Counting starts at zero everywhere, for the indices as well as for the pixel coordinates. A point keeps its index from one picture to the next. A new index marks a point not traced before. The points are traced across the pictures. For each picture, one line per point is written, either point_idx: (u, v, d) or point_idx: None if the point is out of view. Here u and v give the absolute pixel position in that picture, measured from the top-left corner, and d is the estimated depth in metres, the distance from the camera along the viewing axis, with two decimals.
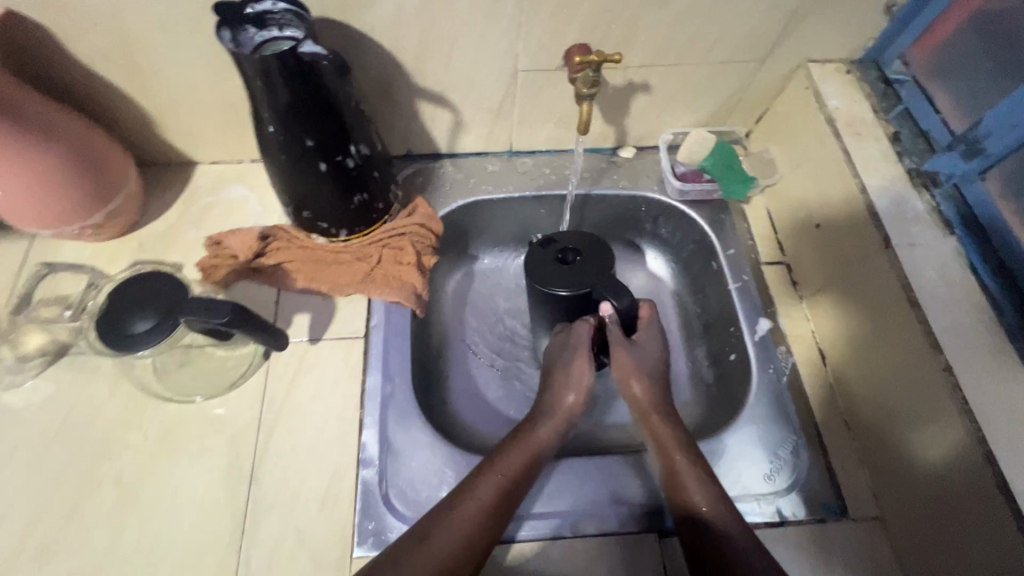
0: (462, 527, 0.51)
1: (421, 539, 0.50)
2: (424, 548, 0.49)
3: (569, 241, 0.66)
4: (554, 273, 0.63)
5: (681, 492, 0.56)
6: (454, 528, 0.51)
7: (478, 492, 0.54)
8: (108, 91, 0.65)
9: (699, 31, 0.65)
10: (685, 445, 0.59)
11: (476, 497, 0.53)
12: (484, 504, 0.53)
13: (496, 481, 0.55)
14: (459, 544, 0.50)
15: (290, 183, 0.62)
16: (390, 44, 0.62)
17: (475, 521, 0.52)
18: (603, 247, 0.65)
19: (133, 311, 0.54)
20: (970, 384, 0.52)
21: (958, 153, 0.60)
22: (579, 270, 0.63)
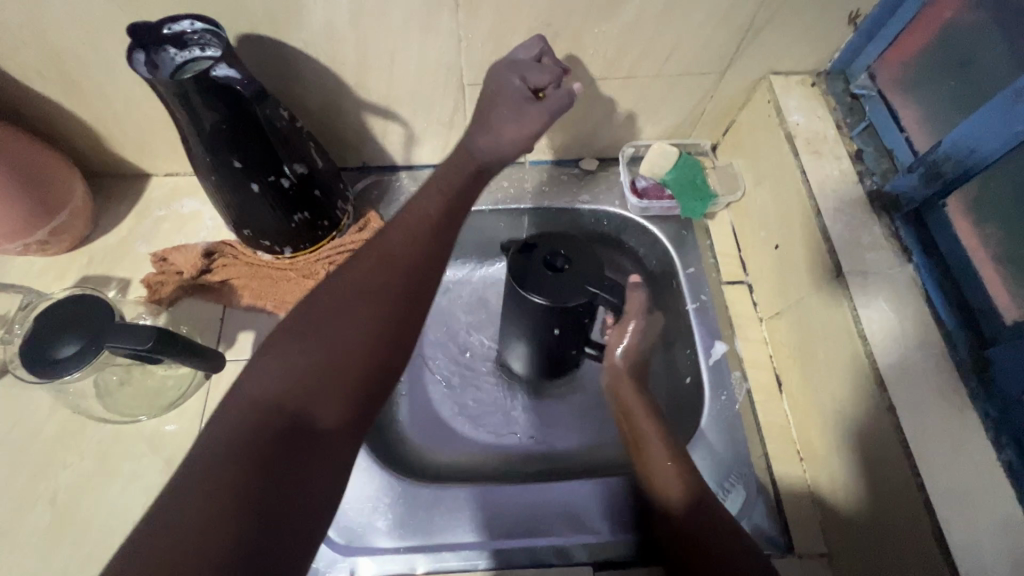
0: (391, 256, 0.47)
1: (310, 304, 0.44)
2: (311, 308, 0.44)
3: (550, 243, 0.58)
4: (544, 280, 0.55)
5: (660, 490, 0.54)
6: (378, 263, 0.46)
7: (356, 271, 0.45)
8: (50, 106, 0.64)
9: (650, 43, 0.62)
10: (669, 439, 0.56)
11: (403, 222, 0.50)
12: (418, 235, 0.49)
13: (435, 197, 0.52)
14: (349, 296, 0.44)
15: (226, 203, 0.61)
16: (328, 60, 0.61)
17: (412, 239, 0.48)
18: (590, 250, 0.58)
19: (55, 336, 0.53)
20: (914, 424, 0.49)
21: (917, 175, 0.56)
22: (571, 276, 0.56)
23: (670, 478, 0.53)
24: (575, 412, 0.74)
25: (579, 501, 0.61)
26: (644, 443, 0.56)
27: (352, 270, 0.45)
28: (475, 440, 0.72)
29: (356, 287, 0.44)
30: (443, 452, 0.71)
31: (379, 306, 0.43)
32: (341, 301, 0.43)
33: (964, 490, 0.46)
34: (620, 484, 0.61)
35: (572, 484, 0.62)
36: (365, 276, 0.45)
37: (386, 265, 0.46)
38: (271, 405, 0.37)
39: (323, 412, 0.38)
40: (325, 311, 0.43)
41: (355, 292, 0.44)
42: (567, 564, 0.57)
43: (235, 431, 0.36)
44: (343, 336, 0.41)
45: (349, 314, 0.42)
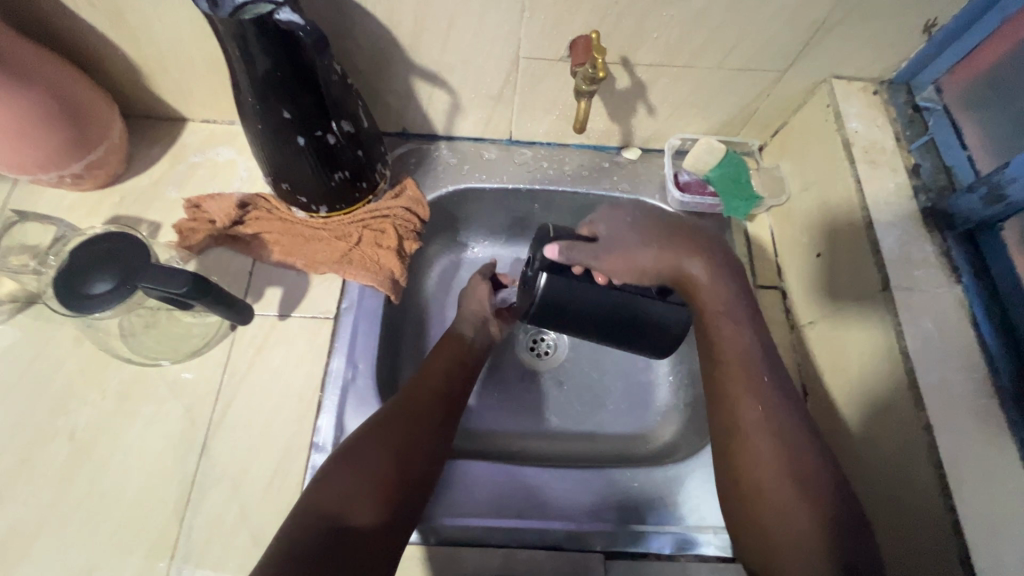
0: (417, 403, 0.54)
1: (356, 440, 0.51)
2: (358, 444, 0.50)
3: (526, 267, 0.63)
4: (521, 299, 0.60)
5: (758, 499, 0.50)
6: (407, 406, 0.53)
7: (397, 420, 0.52)
8: (94, 39, 0.63)
9: (716, 33, 0.60)
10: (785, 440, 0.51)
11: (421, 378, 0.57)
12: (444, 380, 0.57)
13: (448, 355, 0.61)
14: (391, 443, 0.50)
15: (268, 154, 0.60)
16: (385, 18, 0.59)
17: (434, 396, 0.55)
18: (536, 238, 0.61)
19: (91, 271, 0.52)
20: (950, 446, 0.49)
21: (979, 195, 0.54)
22: (529, 280, 0.59)
23: (784, 481, 0.49)
24: (590, 400, 0.74)
25: (594, 489, 0.60)
26: (750, 433, 0.52)
27: (380, 424, 0.52)
28: (492, 422, 0.72)
29: (386, 430, 0.51)
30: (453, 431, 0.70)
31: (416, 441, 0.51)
32: (376, 443, 0.50)
33: (994, 517, 0.46)
34: (637, 475, 0.61)
35: (588, 473, 0.61)
36: (398, 420, 0.52)
37: (412, 414, 0.53)
38: (318, 511, 0.45)
39: (360, 511, 0.46)
40: (361, 454, 0.49)
41: (387, 438, 0.50)
42: (579, 551, 0.57)
43: (291, 534, 0.44)
44: (380, 457, 0.49)
45: (384, 457, 0.49)
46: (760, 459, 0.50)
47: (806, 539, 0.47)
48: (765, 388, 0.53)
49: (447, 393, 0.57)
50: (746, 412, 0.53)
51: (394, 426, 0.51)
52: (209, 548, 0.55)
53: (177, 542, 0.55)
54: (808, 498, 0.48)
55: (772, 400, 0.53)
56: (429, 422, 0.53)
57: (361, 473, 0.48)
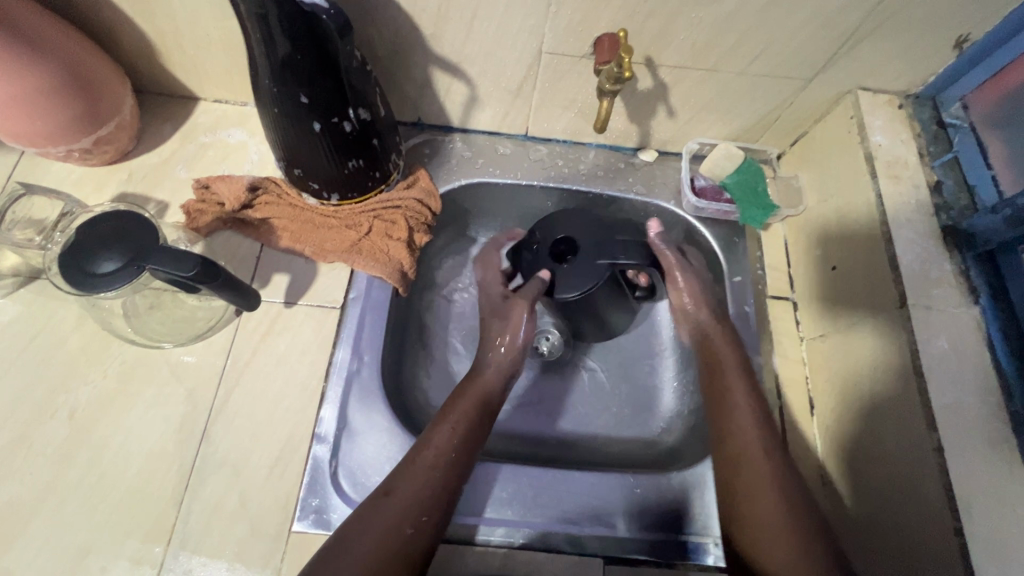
0: (405, 496, 0.50)
1: (346, 536, 0.48)
2: (348, 543, 0.47)
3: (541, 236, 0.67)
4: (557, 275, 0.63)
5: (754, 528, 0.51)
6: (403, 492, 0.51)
7: (386, 509, 0.49)
8: (108, 11, 0.61)
9: (745, 37, 0.59)
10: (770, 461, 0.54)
11: (417, 460, 0.53)
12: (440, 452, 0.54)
13: (449, 429, 0.56)
14: (380, 537, 0.48)
15: (282, 138, 0.59)
16: (408, 5, 0.57)
17: (425, 487, 0.51)
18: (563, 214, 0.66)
19: (98, 250, 0.51)
20: (960, 469, 0.48)
21: (1002, 217, 0.53)
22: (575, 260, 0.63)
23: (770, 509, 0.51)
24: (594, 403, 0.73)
25: (598, 494, 0.59)
26: (745, 464, 0.54)
27: (356, 530, 0.48)
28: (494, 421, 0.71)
29: (377, 524, 0.48)
30: None
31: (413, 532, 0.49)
32: (363, 538, 0.47)
33: (1000, 541, 0.46)
34: (640, 481, 0.60)
35: (593, 476, 0.60)
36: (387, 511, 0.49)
37: (397, 512, 0.49)
38: None
39: None
40: (350, 547, 0.47)
41: (377, 532, 0.48)
42: (578, 554, 0.57)
43: None
44: (371, 551, 0.47)
45: (374, 551, 0.47)
46: (749, 489, 0.53)
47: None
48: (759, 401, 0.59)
49: (442, 479, 0.52)
50: (737, 432, 0.56)
51: (377, 531, 0.48)
52: (207, 535, 0.55)
53: (174, 527, 0.55)
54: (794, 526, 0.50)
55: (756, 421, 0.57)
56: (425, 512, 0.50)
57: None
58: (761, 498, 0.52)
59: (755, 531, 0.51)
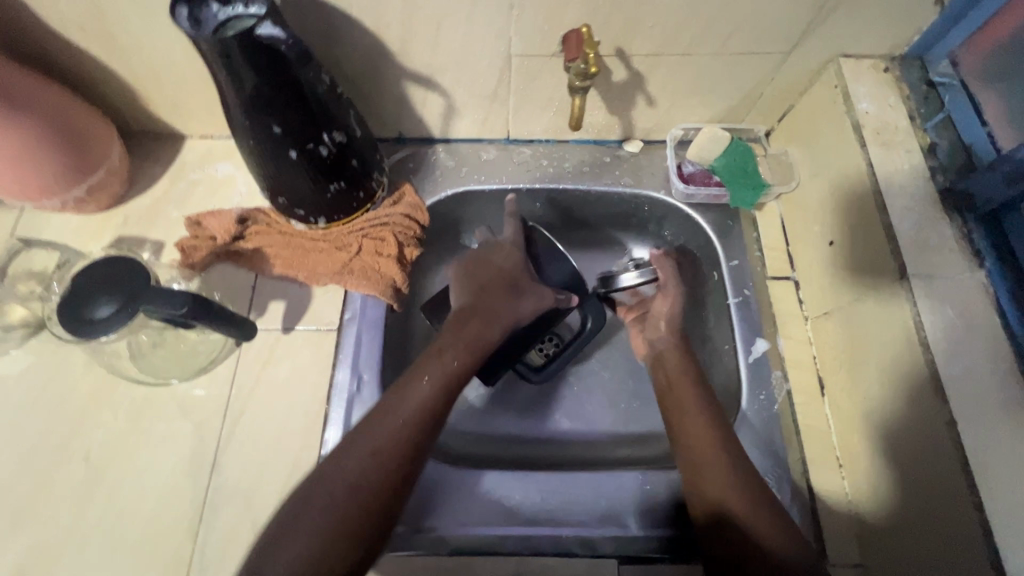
0: (371, 457, 0.50)
1: (339, 456, 0.50)
2: (335, 477, 0.49)
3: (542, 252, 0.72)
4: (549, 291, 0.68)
5: (682, 433, 0.56)
6: (383, 426, 0.51)
7: (374, 434, 0.51)
8: (87, 62, 0.63)
9: (715, 17, 0.58)
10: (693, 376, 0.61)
11: (392, 417, 0.52)
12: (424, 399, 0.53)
13: (437, 368, 0.55)
14: (361, 473, 0.49)
15: (263, 169, 0.59)
16: (372, 24, 0.58)
17: (405, 424, 0.51)
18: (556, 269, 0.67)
19: (94, 296, 0.52)
20: (976, 442, 0.46)
21: (999, 175, 0.51)
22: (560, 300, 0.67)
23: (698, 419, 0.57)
24: (604, 401, 0.72)
25: (608, 493, 0.58)
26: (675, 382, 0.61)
27: (322, 479, 0.49)
28: (506, 430, 0.71)
29: (360, 453, 0.50)
30: (462, 432, 0.70)
31: (389, 466, 0.49)
32: (348, 460, 0.49)
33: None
34: (650, 478, 0.59)
35: (601, 475, 0.59)
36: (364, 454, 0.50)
37: (373, 454, 0.50)
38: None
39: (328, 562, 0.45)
40: (333, 476, 0.49)
41: (358, 459, 0.49)
42: (594, 557, 0.56)
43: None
44: (348, 476, 0.48)
45: (347, 495, 0.48)
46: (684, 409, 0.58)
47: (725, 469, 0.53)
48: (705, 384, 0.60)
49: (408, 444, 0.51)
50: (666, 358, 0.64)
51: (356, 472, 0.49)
52: (224, 563, 0.56)
53: (193, 558, 0.56)
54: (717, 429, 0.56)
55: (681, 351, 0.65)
56: (405, 465, 0.50)
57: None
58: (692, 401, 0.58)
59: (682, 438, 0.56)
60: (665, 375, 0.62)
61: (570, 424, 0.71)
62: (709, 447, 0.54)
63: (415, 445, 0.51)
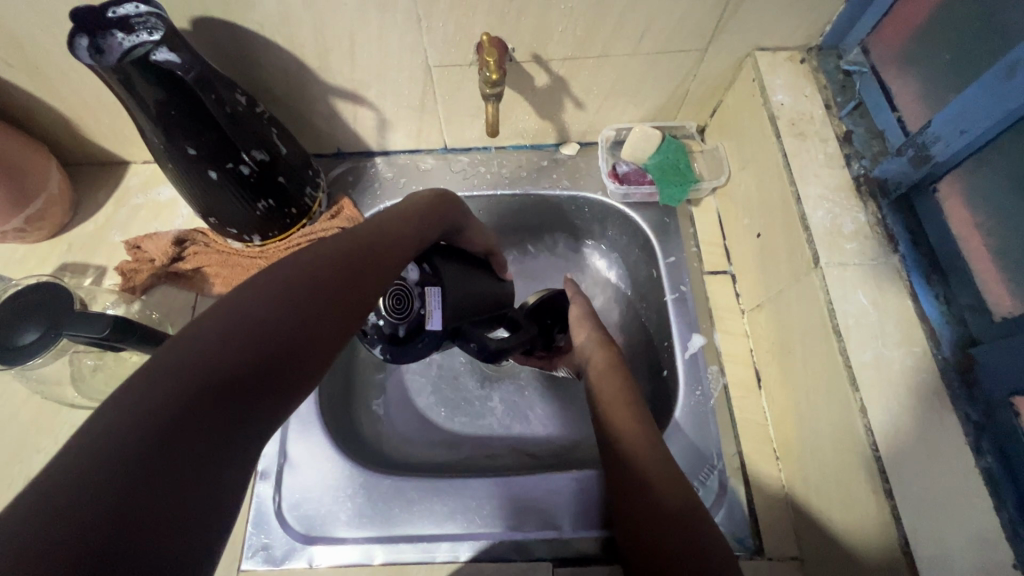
0: (350, 233, 0.41)
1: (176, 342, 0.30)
2: (179, 346, 0.29)
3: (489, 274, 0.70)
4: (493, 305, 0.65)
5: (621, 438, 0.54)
6: (267, 281, 0.34)
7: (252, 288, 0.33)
8: (18, 95, 0.64)
9: (623, 18, 0.58)
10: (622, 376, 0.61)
11: (346, 231, 0.41)
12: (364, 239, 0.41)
13: (398, 210, 0.47)
14: (209, 350, 0.29)
15: (190, 190, 0.61)
16: (286, 44, 0.59)
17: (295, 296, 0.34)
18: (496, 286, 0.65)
19: (19, 324, 0.53)
20: (887, 427, 0.46)
21: (907, 158, 0.52)
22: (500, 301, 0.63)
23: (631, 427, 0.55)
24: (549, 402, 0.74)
25: (542, 496, 0.59)
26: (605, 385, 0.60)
27: (166, 370, 0.28)
28: (453, 432, 0.71)
29: (211, 324, 0.30)
30: (410, 439, 0.70)
31: (315, 298, 0.35)
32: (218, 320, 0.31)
33: (934, 496, 0.44)
34: (585, 478, 0.60)
35: (535, 479, 0.60)
36: (247, 312, 0.32)
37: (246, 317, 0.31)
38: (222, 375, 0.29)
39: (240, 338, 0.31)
40: (221, 324, 0.31)
41: (201, 344, 0.29)
42: (528, 561, 0.56)
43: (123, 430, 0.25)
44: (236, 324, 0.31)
45: (237, 339, 0.30)
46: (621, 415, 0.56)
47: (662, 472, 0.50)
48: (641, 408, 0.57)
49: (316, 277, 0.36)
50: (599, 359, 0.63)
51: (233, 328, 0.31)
52: None
53: None
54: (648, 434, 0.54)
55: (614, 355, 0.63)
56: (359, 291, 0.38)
57: (201, 368, 0.28)
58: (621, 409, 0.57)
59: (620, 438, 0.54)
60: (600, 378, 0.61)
61: (517, 426, 0.72)
62: (643, 450, 0.52)
63: (373, 272, 0.41)
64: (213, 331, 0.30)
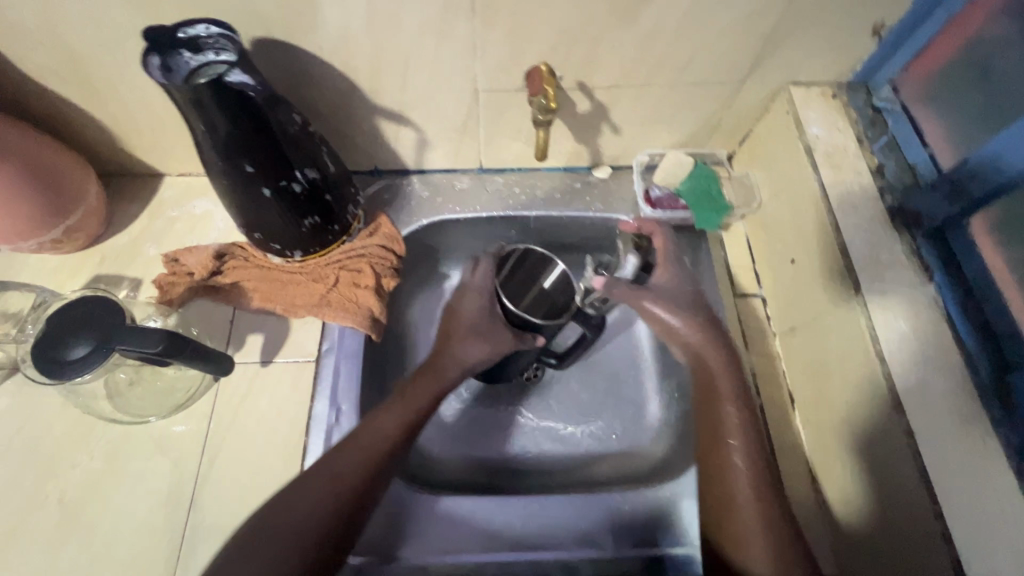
0: (392, 422, 0.55)
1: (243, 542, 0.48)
2: (273, 517, 0.49)
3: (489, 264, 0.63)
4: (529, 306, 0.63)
5: (728, 481, 0.52)
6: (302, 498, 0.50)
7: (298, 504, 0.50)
8: (63, 107, 0.64)
9: (670, 52, 0.61)
10: (739, 395, 0.56)
11: (360, 441, 0.54)
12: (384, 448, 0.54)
13: (397, 415, 0.56)
14: (284, 538, 0.48)
15: (238, 206, 0.61)
16: (342, 65, 0.60)
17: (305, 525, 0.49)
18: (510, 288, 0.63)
19: (69, 338, 0.53)
20: (933, 451, 0.48)
21: (942, 193, 0.55)
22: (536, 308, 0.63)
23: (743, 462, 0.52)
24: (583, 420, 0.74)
25: (583, 515, 0.60)
26: (717, 396, 0.56)
27: (252, 539, 0.48)
28: (488, 457, 0.71)
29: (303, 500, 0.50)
30: (445, 462, 0.70)
31: (326, 507, 0.50)
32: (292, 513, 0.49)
33: (981, 518, 0.46)
34: (627, 497, 0.60)
35: (575, 498, 0.60)
36: (312, 494, 0.50)
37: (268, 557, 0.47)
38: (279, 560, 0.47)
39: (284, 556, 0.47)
40: (274, 525, 0.49)
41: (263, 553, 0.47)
42: None
43: None
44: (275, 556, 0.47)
45: (304, 518, 0.49)
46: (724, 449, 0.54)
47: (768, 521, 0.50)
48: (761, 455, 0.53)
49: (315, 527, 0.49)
50: (705, 361, 0.58)
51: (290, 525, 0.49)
52: None
53: None
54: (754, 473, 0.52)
55: (729, 355, 0.58)
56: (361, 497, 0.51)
57: (259, 563, 0.47)
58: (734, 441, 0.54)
59: (727, 480, 0.52)
60: (705, 389, 0.57)
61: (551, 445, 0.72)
62: (754, 503, 0.50)
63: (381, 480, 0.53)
64: (264, 554, 0.47)
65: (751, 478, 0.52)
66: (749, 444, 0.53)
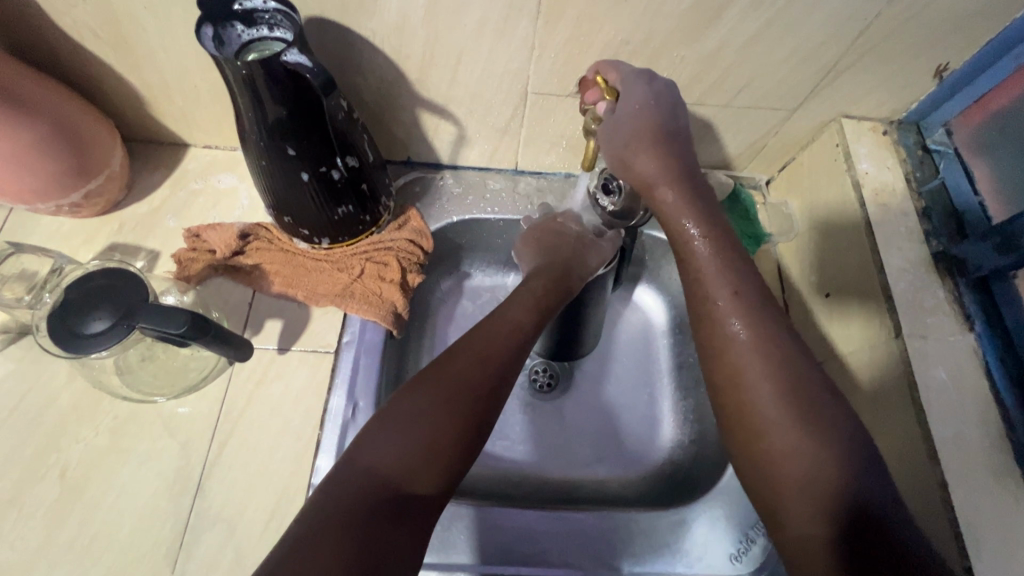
0: (511, 322, 0.52)
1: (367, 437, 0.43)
2: (398, 409, 0.44)
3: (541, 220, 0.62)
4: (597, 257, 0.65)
5: (744, 388, 0.45)
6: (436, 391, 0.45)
7: (419, 400, 0.45)
8: (96, 67, 0.62)
9: (729, 73, 0.59)
10: (738, 293, 0.49)
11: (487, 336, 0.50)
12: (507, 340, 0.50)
13: (523, 306, 0.53)
14: (420, 434, 0.43)
15: (271, 188, 0.59)
16: (393, 54, 0.58)
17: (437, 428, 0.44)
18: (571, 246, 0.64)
19: (89, 310, 0.51)
20: (966, 505, 0.48)
21: (992, 244, 0.54)
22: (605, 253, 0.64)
23: (763, 380, 0.45)
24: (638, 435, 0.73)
25: (597, 531, 0.59)
26: (713, 311, 0.49)
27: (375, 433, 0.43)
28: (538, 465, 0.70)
29: (428, 392, 0.45)
30: (490, 470, 0.69)
31: (462, 402, 0.45)
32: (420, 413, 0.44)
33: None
34: (642, 518, 0.59)
35: (588, 514, 0.59)
36: (432, 393, 0.45)
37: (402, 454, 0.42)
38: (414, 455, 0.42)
39: (421, 475, 0.42)
40: (406, 419, 0.44)
41: (398, 446, 0.42)
42: None
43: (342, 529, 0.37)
44: (410, 450, 0.42)
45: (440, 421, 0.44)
46: (735, 351, 0.47)
47: (800, 455, 0.42)
48: (780, 350, 0.46)
49: (480, 382, 0.47)
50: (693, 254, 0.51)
51: (418, 416, 0.44)
52: None
53: None
54: (790, 397, 0.44)
55: (729, 270, 0.50)
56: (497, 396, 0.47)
57: (396, 459, 0.42)
58: (751, 364, 0.46)
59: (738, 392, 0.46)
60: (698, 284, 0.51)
61: (605, 460, 0.71)
62: (784, 421, 0.43)
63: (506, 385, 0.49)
64: (384, 450, 0.42)
65: (777, 388, 0.44)
66: (767, 358, 0.45)
